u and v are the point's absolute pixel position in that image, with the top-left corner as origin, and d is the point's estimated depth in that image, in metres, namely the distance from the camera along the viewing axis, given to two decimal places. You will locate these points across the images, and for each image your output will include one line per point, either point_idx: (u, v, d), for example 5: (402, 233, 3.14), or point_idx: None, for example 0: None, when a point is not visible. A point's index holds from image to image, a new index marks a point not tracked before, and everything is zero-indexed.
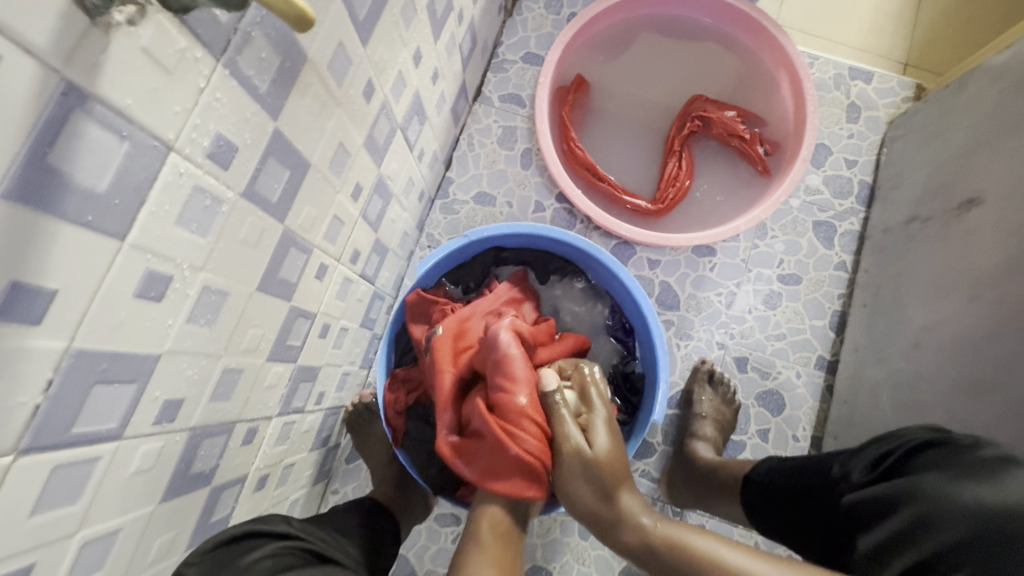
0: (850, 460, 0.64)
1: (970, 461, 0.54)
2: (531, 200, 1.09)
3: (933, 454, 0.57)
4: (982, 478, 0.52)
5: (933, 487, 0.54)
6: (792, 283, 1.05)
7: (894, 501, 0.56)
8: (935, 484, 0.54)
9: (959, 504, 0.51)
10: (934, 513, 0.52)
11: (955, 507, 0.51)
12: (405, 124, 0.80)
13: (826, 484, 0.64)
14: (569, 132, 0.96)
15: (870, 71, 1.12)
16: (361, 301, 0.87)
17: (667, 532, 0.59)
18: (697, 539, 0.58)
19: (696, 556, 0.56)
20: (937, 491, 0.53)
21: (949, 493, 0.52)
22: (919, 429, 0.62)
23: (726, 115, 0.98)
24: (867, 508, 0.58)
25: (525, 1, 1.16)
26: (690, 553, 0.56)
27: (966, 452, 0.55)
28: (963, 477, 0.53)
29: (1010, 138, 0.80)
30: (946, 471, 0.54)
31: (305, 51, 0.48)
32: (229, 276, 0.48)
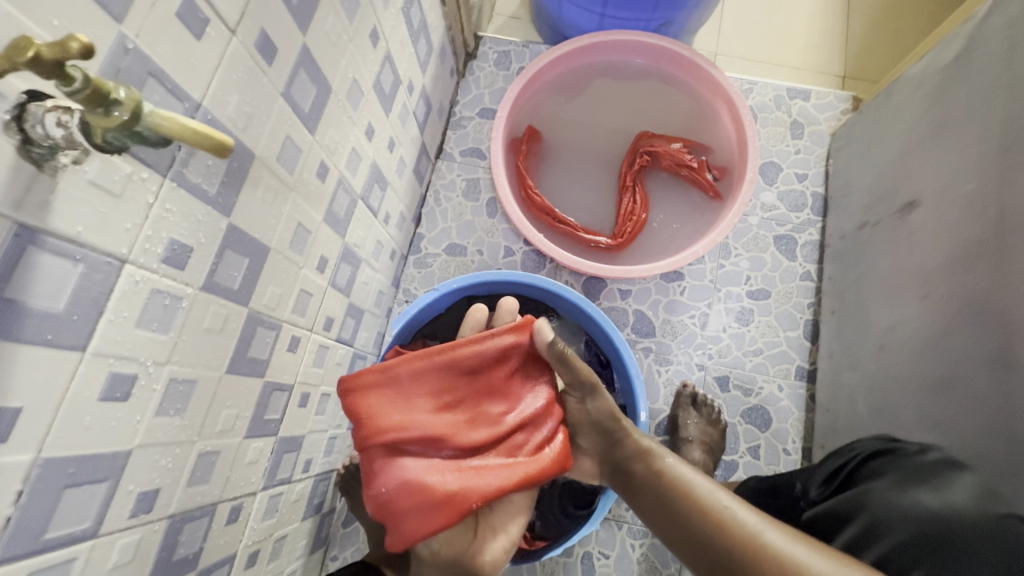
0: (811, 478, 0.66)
1: (916, 466, 0.57)
2: (500, 245, 1.13)
3: (880, 462, 0.60)
4: (924, 482, 0.55)
5: (879, 495, 0.56)
6: (761, 297, 1.08)
7: (844, 512, 0.58)
8: (882, 492, 0.56)
9: (902, 510, 0.54)
10: (878, 522, 0.55)
11: (898, 513, 0.54)
12: (366, 193, 0.84)
13: (788, 501, 0.66)
14: (526, 180, 1.01)
15: (807, 89, 1.18)
16: (340, 365, 0.89)
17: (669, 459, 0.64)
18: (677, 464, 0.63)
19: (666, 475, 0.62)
20: (882, 498, 0.56)
21: (893, 500, 0.55)
22: (875, 441, 0.65)
23: (672, 148, 1.02)
24: (823, 521, 0.60)
25: (475, 61, 1.23)
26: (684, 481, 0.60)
27: (911, 457, 0.59)
28: (906, 480, 0.56)
29: (935, 143, 0.84)
30: (889, 478, 0.57)
31: (251, 150, 0.53)
32: (196, 364, 0.51)
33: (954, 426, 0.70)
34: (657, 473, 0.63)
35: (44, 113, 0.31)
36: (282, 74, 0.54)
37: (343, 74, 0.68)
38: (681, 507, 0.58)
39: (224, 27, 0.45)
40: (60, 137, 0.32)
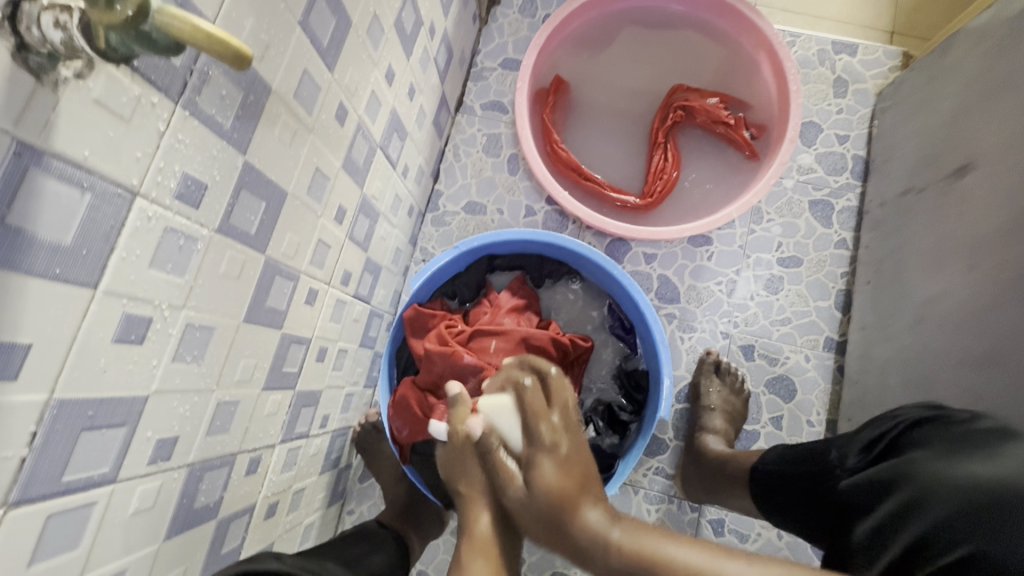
0: (850, 449, 0.64)
1: (963, 432, 0.55)
2: (521, 205, 1.09)
3: (927, 430, 0.58)
4: (971, 452, 0.53)
5: (926, 464, 0.54)
6: (792, 265, 1.04)
7: (887, 481, 0.56)
8: (927, 460, 0.54)
9: (949, 481, 0.51)
10: (922, 492, 0.52)
11: (943, 483, 0.51)
12: (385, 142, 0.80)
13: (823, 469, 0.65)
14: (552, 134, 0.96)
15: (854, 43, 1.10)
16: (358, 321, 0.87)
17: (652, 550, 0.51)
18: (660, 544, 0.51)
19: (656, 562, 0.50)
20: (928, 468, 0.54)
21: (939, 469, 0.53)
22: (916, 408, 0.63)
23: (708, 102, 0.96)
24: (863, 490, 0.58)
25: (499, 8, 1.16)
26: (687, 569, 0.48)
27: (960, 424, 0.56)
28: (954, 450, 0.54)
29: (998, 98, 0.78)
30: (934, 448, 0.55)
31: (267, 83, 0.49)
32: (213, 311, 0.49)
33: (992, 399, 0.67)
34: (663, 574, 0.49)
35: (41, 11, 0.28)
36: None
37: (363, 7, 0.63)
38: None
39: None
40: (59, 42, 0.29)
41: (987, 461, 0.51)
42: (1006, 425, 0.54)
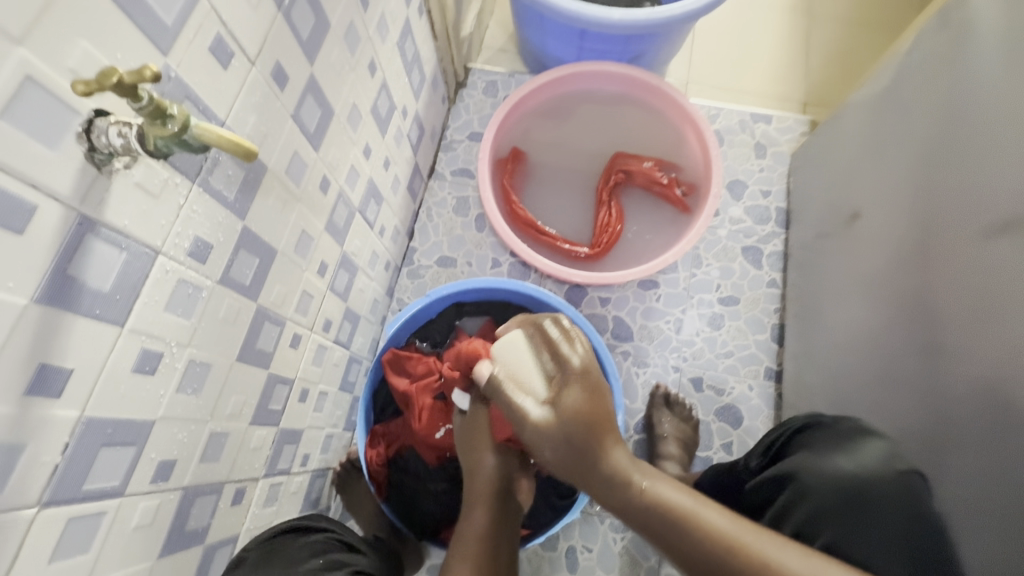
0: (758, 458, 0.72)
1: (835, 434, 0.65)
2: (488, 257, 1.21)
3: (808, 435, 0.67)
4: (841, 449, 0.62)
5: (806, 461, 0.63)
6: (731, 303, 1.16)
7: (779, 481, 0.64)
8: (810, 459, 0.63)
9: (830, 477, 0.60)
10: (805, 489, 0.61)
11: (822, 478, 0.61)
12: (363, 207, 0.93)
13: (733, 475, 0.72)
14: (510, 197, 1.09)
15: (768, 114, 1.29)
16: (338, 366, 0.96)
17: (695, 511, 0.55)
18: (672, 493, 0.56)
19: (675, 513, 0.55)
20: (809, 464, 0.62)
21: (819, 466, 0.62)
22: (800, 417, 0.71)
23: (644, 166, 1.11)
24: (760, 489, 0.66)
25: (465, 90, 1.34)
26: (703, 520, 0.54)
27: (830, 426, 0.66)
28: (829, 447, 0.63)
29: (874, 157, 0.92)
30: (817, 449, 0.64)
31: (264, 163, 0.61)
32: (211, 350, 0.58)
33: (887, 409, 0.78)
34: (687, 529, 0.54)
35: (109, 126, 0.39)
36: (292, 99, 0.63)
37: (344, 99, 0.77)
38: (687, 539, 0.53)
39: (245, 59, 0.54)
40: (120, 145, 0.40)
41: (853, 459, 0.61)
42: (864, 422, 0.65)
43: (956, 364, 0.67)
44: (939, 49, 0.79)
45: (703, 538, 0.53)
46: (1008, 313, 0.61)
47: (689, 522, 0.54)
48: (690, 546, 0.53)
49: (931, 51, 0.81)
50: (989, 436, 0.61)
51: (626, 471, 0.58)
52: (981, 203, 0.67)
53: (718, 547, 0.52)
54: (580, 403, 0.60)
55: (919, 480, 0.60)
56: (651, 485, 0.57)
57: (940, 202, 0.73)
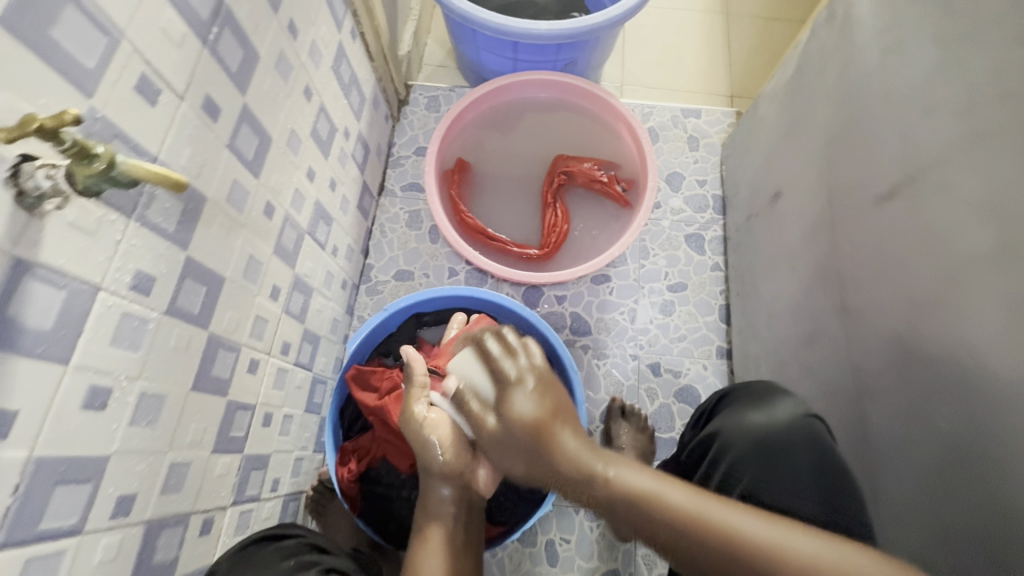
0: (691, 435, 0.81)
1: (752, 394, 0.73)
2: (445, 267, 1.24)
3: (733, 399, 0.75)
4: (758, 405, 0.70)
5: (728, 423, 0.70)
6: (679, 289, 1.22)
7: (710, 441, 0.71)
8: (731, 418, 0.71)
9: (746, 430, 0.68)
10: (727, 445, 0.68)
11: (739, 431, 0.68)
12: (312, 228, 0.94)
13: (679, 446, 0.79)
14: (459, 206, 1.12)
15: (697, 109, 1.37)
16: (301, 388, 0.97)
17: (657, 490, 0.53)
18: (713, 507, 0.51)
19: (714, 530, 0.50)
20: (731, 423, 0.70)
21: (736, 423, 0.69)
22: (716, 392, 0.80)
23: (584, 166, 1.16)
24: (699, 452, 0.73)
25: (408, 107, 1.37)
26: (725, 529, 0.49)
27: (746, 389, 0.75)
28: (747, 407, 0.71)
29: (788, 141, 0.99)
30: (737, 407, 0.72)
31: (203, 193, 0.62)
32: (163, 380, 0.59)
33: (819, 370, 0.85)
34: (714, 539, 0.49)
35: (36, 169, 0.41)
36: (226, 128, 0.65)
37: (281, 125, 0.79)
38: (716, 553, 0.49)
39: (173, 95, 0.55)
40: (49, 186, 0.42)
41: (767, 414, 0.68)
42: (776, 382, 0.74)
43: (866, 322, 0.73)
44: (829, 39, 0.87)
45: (730, 551, 0.49)
46: (900, 272, 0.68)
47: (724, 534, 0.49)
48: (727, 561, 0.49)
49: (823, 42, 0.89)
50: (899, 385, 0.68)
51: (661, 491, 0.53)
52: (871, 175, 0.74)
53: (745, 553, 0.48)
54: (532, 408, 0.60)
55: (823, 425, 0.67)
56: (668, 498, 0.52)
57: (841, 178, 0.80)
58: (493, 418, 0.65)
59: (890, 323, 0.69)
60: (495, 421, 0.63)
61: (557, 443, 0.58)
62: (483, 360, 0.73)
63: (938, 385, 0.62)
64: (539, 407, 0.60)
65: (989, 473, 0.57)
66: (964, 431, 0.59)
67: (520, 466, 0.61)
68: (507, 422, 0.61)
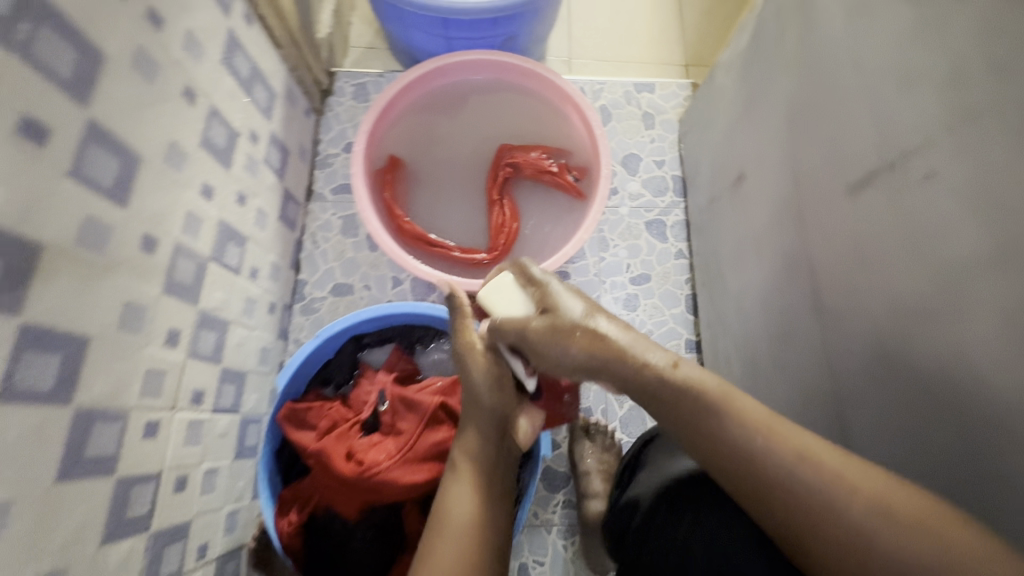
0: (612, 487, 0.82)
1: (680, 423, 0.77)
2: (387, 277, 1.12)
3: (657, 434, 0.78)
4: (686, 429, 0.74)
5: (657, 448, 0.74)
6: (643, 281, 1.14)
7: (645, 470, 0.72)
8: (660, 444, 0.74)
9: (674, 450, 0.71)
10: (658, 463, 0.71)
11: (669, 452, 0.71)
12: (218, 253, 0.81)
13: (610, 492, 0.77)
14: (394, 210, 1.00)
15: (650, 82, 1.27)
16: (226, 435, 0.85)
17: (728, 393, 0.53)
18: (744, 416, 0.52)
19: (763, 446, 0.50)
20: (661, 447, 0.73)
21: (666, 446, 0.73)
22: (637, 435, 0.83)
23: (531, 156, 1.05)
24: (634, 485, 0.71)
25: (332, 98, 1.22)
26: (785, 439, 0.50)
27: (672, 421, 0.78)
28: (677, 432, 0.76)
29: (747, 118, 0.90)
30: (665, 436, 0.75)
31: (35, 241, 0.49)
32: (3, 487, 0.46)
33: (795, 374, 0.78)
34: (772, 449, 0.50)
35: None
36: (61, 154, 0.51)
37: (153, 139, 0.65)
38: (772, 466, 0.49)
39: None
40: None
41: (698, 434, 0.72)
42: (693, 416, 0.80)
43: (848, 328, 0.66)
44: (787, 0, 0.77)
45: (780, 461, 0.49)
46: (884, 275, 0.60)
47: (772, 446, 0.50)
48: (774, 472, 0.49)
49: (780, 3, 0.79)
50: (890, 402, 0.61)
51: (726, 395, 0.53)
52: (840, 161, 0.66)
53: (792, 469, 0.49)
54: (579, 302, 0.61)
55: None
56: (729, 403, 0.52)
57: (808, 162, 0.72)
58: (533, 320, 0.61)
59: (877, 335, 0.62)
60: (544, 323, 0.60)
61: (596, 329, 0.57)
62: (515, 282, 0.67)
63: (940, 409, 0.55)
64: (583, 303, 0.61)
65: (993, 490, 0.51)
66: (971, 467, 0.53)
67: (564, 355, 0.59)
68: (555, 330, 0.58)
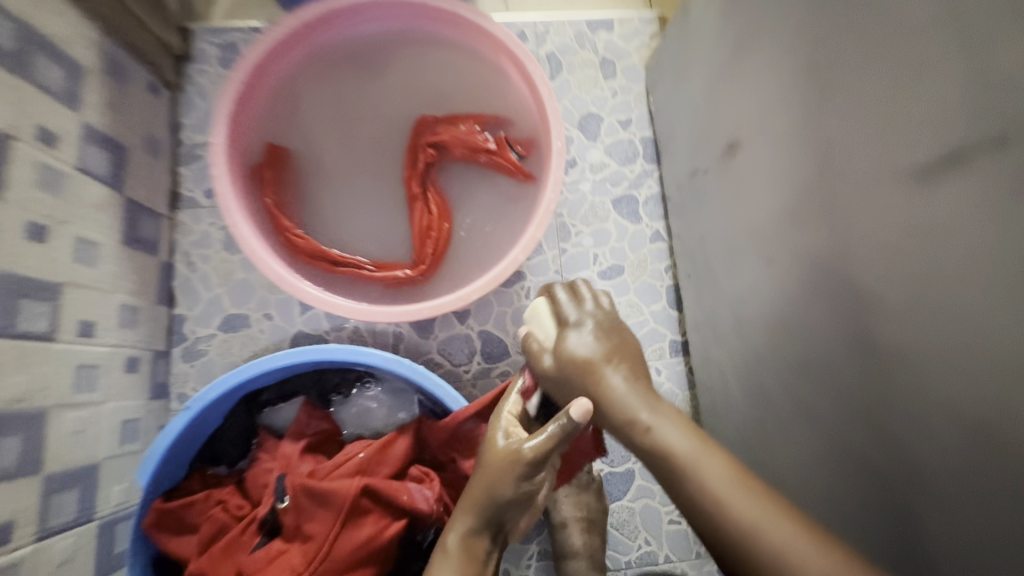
0: None
1: None
2: (292, 300, 0.87)
3: None
4: None
5: None
6: (614, 275, 0.93)
7: None
8: None
9: None
10: None
11: None
12: (3, 322, 0.55)
13: None
14: (281, 221, 0.75)
15: (607, 17, 1.00)
16: (73, 556, 0.63)
17: (701, 455, 0.51)
18: (707, 477, 0.49)
19: (708, 502, 0.48)
20: None
21: None
22: None
23: (459, 131, 0.80)
24: None
25: (190, 66, 0.91)
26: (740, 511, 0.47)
27: None
28: None
29: (738, 64, 0.66)
30: None
31: None
32: None
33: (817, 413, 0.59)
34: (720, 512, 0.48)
35: None
36: None
37: None
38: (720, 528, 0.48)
39: None
40: None
41: None
42: None
43: (915, 379, 0.45)
44: None
45: (735, 527, 0.47)
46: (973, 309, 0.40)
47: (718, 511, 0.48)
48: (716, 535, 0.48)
49: None
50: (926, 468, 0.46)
51: (700, 461, 0.50)
52: (903, 132, 0.44)
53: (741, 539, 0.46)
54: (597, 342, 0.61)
55: None
56: (688, 462, 0.50)
57: (842, 130, 0.50)
58: (551, 355, 0.63)
59: (971, 399, 0.41)
60: (551, 360, 0.62)
61: (601, 379, 0.58)
62: (551, 303, 0.67)
63: (977, 460, 0.42)
64: (600, 346, 0.61)
65: None
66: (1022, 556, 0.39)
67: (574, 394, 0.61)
68: (574, 366, 0.60)
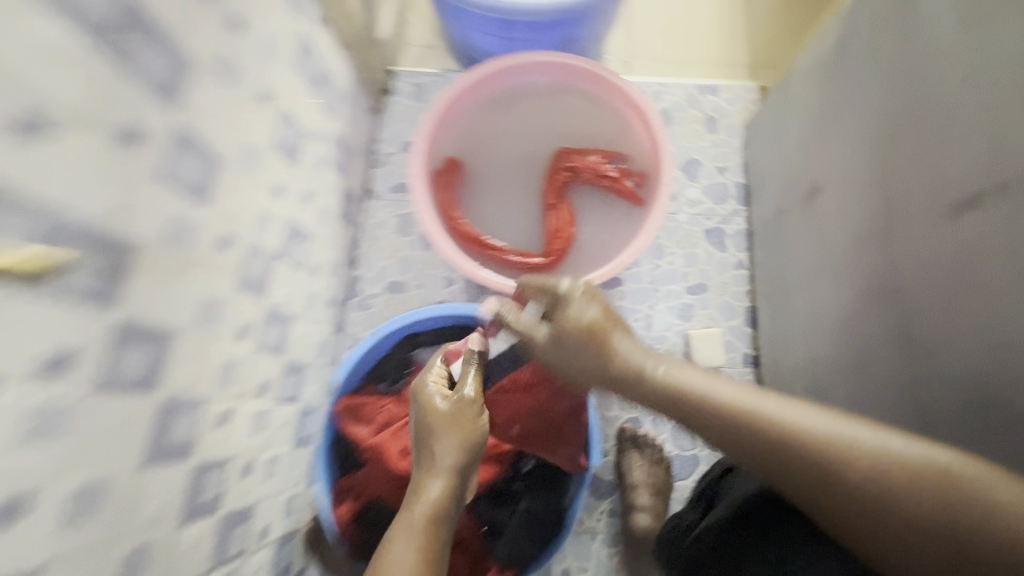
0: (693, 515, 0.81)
1: None
2: (440, 277, 1.13)
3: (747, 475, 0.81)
4: None
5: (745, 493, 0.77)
6: (699, 291, 1.11)
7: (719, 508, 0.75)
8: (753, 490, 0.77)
9: None
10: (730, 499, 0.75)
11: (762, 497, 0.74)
12: (286, 251, 0.83)
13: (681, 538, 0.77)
14: (452, 212, 1.00)
15: (715, 85, 1.23)
16: (286, 424, 0.89)
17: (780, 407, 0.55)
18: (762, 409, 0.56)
19: (771, 425, 0.54)
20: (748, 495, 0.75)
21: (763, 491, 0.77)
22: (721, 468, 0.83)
23: (590, 160, 1.03)
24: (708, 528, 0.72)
25: (392, 97, 1.23)
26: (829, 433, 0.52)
27: None
28: None
29: (827, 127, 0.85)
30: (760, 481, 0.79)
31: (133, 239, 0.52)
32: (101, 466, 0.50)
33: (868, 399, 0.75)
34: (813, 439, 0.52)
35: None
36: (157, 159, 0.54)
37: (233, 143, 0.66)
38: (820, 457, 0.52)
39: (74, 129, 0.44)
40: None
41: None
42: None
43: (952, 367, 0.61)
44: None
45: (836, 452, 0.51)
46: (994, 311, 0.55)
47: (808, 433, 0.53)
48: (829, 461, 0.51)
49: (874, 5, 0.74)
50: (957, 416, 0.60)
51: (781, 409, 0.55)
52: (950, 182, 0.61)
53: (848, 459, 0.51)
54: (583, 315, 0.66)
55: None
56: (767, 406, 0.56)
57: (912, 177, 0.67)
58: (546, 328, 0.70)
59: (959, 367, 0.60)
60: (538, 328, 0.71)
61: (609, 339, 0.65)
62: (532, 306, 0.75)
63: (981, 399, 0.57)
64: (596, 309, 0.66)
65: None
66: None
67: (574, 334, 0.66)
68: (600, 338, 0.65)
